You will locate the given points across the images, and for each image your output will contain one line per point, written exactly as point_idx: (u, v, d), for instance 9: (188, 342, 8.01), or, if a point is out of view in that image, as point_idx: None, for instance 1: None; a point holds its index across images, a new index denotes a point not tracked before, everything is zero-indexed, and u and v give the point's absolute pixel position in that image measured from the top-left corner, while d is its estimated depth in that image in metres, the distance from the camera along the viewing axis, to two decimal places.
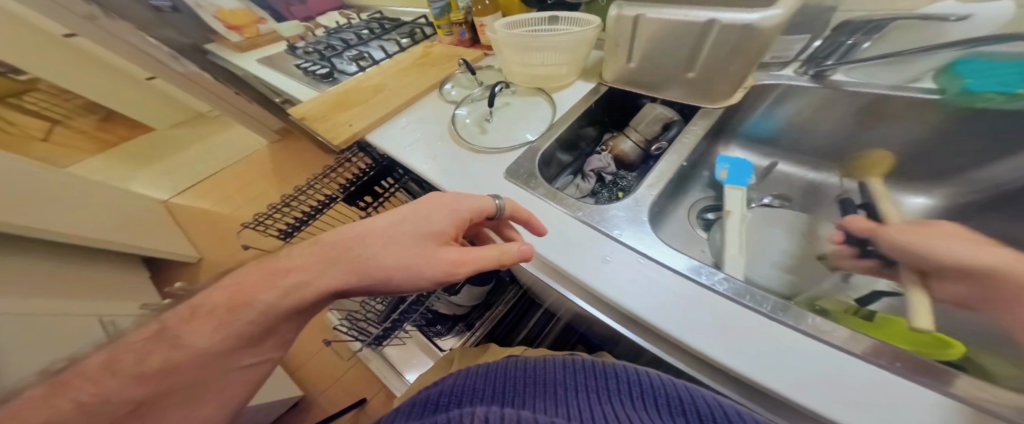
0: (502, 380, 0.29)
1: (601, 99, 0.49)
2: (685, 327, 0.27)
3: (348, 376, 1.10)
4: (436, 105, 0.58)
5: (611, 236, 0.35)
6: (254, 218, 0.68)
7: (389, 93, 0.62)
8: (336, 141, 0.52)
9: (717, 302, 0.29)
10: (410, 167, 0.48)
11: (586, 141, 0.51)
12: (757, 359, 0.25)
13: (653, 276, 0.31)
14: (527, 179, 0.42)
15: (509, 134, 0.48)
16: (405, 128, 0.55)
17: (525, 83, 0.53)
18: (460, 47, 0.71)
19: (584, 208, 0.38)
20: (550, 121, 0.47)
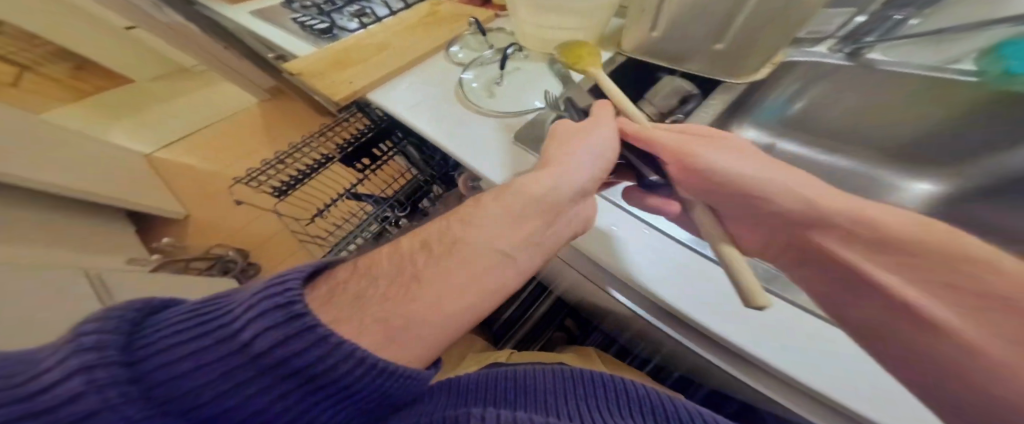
0: (492, 388, 0.34)
1: (618, 69, 0.46)
2: (684, 297, 0.30)
3: None
4: (442, 67, 0.55)
5: (616, 203, 0.38)
6: (248, 172, 0.66)
7: (393, 51, 0.58)
8: (336, 97, 0.50)
9: (711, 268, 0.32)
10: (414, 128, 0.46)
11: None
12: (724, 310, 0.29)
13: (658, 244, 0.34)
14: (535, 144, 0.41)
15: (520, 100, 0.46)
16: (409, 89, 0.52)
17: (538, 48, 0.50)
18: (470, 6, 0.66)
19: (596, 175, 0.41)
20: (563, 89, 0.46)
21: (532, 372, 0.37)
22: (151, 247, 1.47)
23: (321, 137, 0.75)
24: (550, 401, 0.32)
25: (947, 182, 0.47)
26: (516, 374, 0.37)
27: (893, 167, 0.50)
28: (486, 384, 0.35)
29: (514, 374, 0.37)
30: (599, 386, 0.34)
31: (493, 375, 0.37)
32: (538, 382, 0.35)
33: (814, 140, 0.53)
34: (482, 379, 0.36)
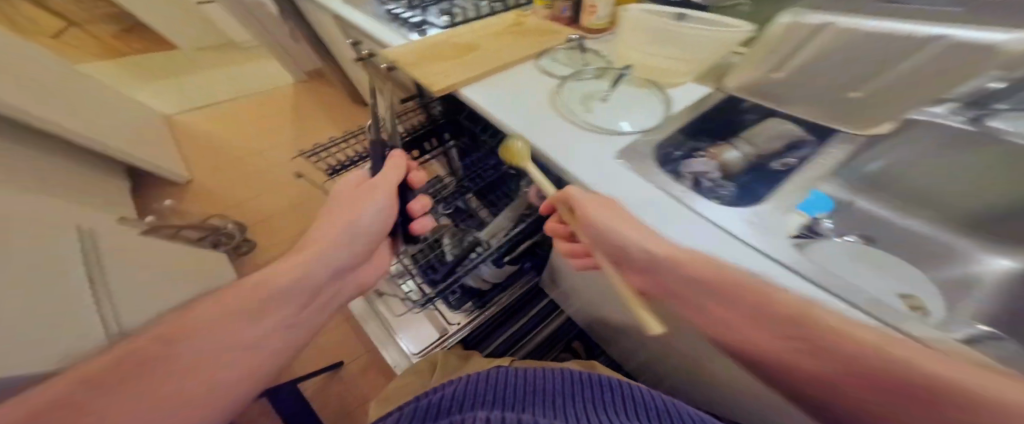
0: (502, 390, 0.34)
1: (714, 104, 0.49)
2: None
3: (362, 360, 1.29)
4: (533, 73, 0.56)
5: (694, 208, 0.37)
6: (310, 148, 0.66)
7: (486, 52, 0.59)
8: (433, 88, 0.51)
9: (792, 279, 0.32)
10: (510, 131, 0.46)
11: (683, 142, 0.46)
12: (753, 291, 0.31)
13: (741, 255, 0.33)
14: (641, 160, 0.41)
15: (616, 118, 0.47)
16: (502, 91, 0.52)
17: (641, 73, 0.52)
18: (557, 23, 0.69)
19: (675, 185, 0.39)
20: (662, 116, 0.47)
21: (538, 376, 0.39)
22: (146, 207, 1.46)
23: None
24: (557, 405, 0.31)
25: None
26: (523, 376, 0.38)
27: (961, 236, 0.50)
28: (497, 384, 0.35)
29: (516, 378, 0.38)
30: (607, 392, 0.35)
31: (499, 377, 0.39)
32: (547, 383, 0.37)
33: (882, 198, 0.53)
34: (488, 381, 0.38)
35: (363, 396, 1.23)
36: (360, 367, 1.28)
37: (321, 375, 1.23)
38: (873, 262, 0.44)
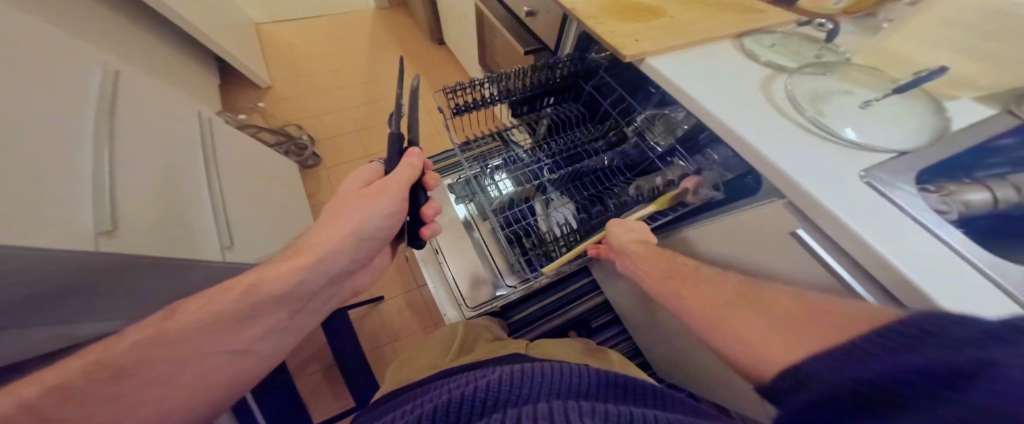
0: (537, 386, 0.37)
1: (991, 132, 0.45)
2: (933, 284, 0.32)
3: (399, 300, 1.37)
4: (739, 55, 0.55)
5: (887, 198, 0.39)
6: (453, 85, 0.76)
7: (680, 20, 0.59)
8: (625, 51, 0.54)
9: (972, 275, 0.33)
10: (707, 109, 0.49)
11: (929, 168, 0.44)
12: (929, 278, 0.33)
13: (926, 241, 0.36)
14: (886, 186, 0.40)
15: (842, 123, 0.47)
16: (702, 67, 0.53)
17: (874, 81, 0.53)
18: (764, 4, 0.65)
19: (878, 180, 0.41)
20: (909, 143, 0.45)
21: (556, 369, 0.41)
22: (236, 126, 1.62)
23: (521, 73, 0.80)
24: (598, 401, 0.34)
25: None
26: (548, 371, 0.40)
27: None
28: (529, 379, 0.38)
29: (532, 370, 0.40)
30: (648, 400, 0.38)
31: (516, 370, 0.41)
32: (575, 382, 0.38)
33: None
34: (504, 373, 0.40)
35: (397, 333, 1.31)
36: (395, 306, 1.36)
37: (363, 304, 1.32)
38: None
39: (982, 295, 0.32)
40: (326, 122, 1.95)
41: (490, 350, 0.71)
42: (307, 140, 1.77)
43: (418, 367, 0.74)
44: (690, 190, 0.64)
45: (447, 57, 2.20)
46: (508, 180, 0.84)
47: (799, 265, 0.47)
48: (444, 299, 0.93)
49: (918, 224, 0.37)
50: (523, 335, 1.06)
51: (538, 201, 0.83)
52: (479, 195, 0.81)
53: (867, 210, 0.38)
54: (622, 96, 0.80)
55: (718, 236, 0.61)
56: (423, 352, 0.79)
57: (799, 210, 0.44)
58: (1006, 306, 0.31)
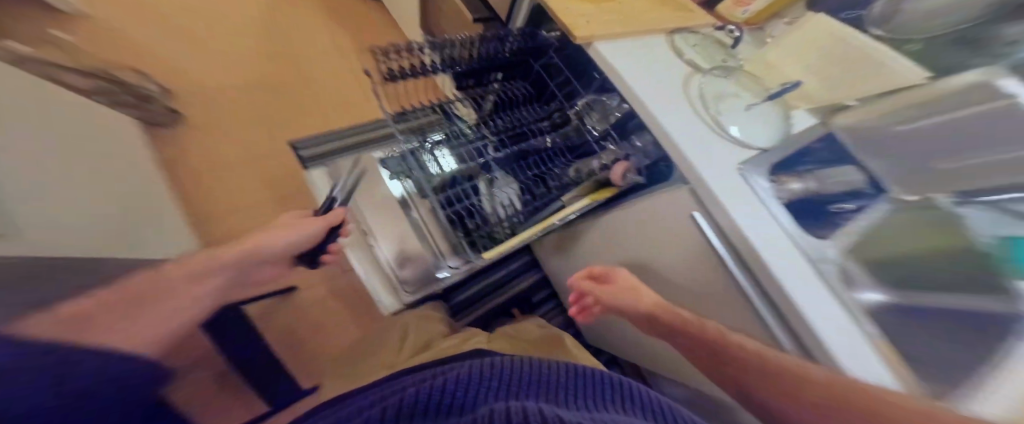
0: (499, 380, 0.36)
1: (814, 138, 0.64)
2: (766, 255, 0.47)
3: (320, 290, 1.18)
4: (668, 52, 0.62)
5: (749, 191, 0.52)
6: (385, 48, 0.66)
7: (627, 8, 0.64)
8: (576, 32, 0.56)
9: (788, 247, 0.49)
10: (640, 102, 0.55)
11: (780, 165, 0.60)
12: (766, 251, 0.47)
13: (767, 224, 0.50)
14: (749, 178, 0.53)
15: (735, 121, 0.59)
16: (640, 59, 0.59)
17: (758, 88, 0.67)
18: (693, 7, 0.74)
19: (747, 174, 0.54)
20: (771, 146, 0.58)
21: (518, 364, 0.41)
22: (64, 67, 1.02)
23: (468, 43, 0.76)
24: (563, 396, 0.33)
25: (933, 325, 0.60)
26: (512, 368, 0.39)
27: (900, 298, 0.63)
28: (492, 375, 0.37)
29: (504, 366, 0.40)
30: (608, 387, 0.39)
31: (488, 365, 0.40)
32: (536, 376, 0.39)
33: (865, 261, 0.57)
34: (475, 369, 0.38)
35: (319, 326, 1.14)
36: (315, 296, 1.17)
37: (272, 298, 1.10)
38: (835, 284, 0.47)
39: (794, 263, 0.47)
40: (199, 74, 1.49)
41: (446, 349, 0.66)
42: (162, 92, 1.30)
43: (369, 368, 0.69)
44: (619, 175, 0.70)
45: (376, 10, 1.89)
46: (450, 157, 0.76)
47: (691, 240, 0.59)
48: (370, 281, 0.68)
49: (765, 210, 0.51)
50: (463, 316, 1.06)
51: (483, 181, 0.76)
52: (413, 174, 0.69)
53: (738, 195, 0.51)
54: (567, 80, 0.85)
55: (639, 216, 0.69)
56: (372, 349, 0.73)
57: (697, 199, 0.54)
58: (800, 273, 0.46)
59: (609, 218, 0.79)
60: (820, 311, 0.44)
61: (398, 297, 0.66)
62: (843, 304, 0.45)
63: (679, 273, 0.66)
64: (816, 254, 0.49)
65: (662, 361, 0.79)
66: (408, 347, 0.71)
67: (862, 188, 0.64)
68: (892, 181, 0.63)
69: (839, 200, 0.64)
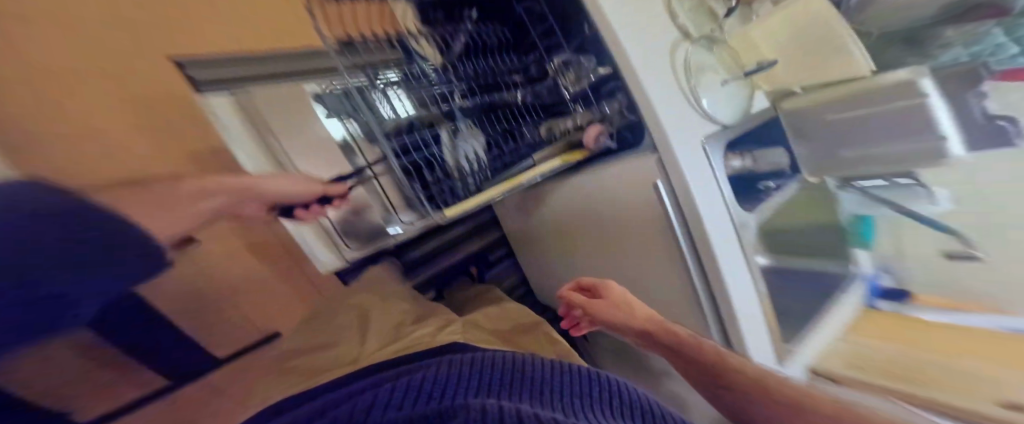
0: (473, 380, 0.31)
1: (762, 119, 0.71)
2: (705, 219, 0.56)
3: None
4: (659, 11, 0.59)
5: (706, 164, 0.57)
6: None
7: None
8: None
9: (721, 215, 0.58)
10: (628, 65, 0.54)
11: (733, 142, 0.67)
12: (705, 215, 0.56)
13: (711, 193, 0.57)
14: (710, 153, 0.58)
15: (709, 89, 0.62)
16: (631, 14, 0.56)
17: (730, 61, 0.68)
18: None
19: (708, 147, 0.58)
20: (730, 123, 0.63)
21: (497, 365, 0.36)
22: None
23: None
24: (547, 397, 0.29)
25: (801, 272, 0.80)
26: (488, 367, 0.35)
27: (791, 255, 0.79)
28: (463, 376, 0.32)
29: (474, 363, 0.36)
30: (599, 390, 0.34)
31: (451, 364, 0.35)
32: (519, 375, 0.34)
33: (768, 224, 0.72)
34: (440, 371, 0.34)
35: None
36: None
37: None
38: (741, 244, 0.60)
39: (722, 230, 0.58)
40: None
41: (425, 341, 0.56)
42: None
43: (313, 340, 0.55)
44: (591, 139, 0.65)
45: None
46: (407, 102, 0.59)
47: (650, 206, 0.63)
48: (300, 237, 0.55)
49: (714, 181, 0.58)
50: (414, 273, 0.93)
51: (445, 128, 0.63)
52: (358, 117, 0.47)
53: (705, 181, 0.56)
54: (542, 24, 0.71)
55: (607, 179, 0.70)
56: (316, 323, 0.59)
57: (665, 169, 0.57)
58: (722, 238, 0.57)
59: (575, 181, 0.77)
60: (725, 263, 0.58)
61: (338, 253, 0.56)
62: (738, 251, 0.60)
63: (636, 234, 0.69)
64: (738, 222, 0.60)
65: None
66: (361, 328, 0.59)
67: (783, 169, 0.76)
68: (804, 162, 0.78)
69: (764, 177, 0.74)
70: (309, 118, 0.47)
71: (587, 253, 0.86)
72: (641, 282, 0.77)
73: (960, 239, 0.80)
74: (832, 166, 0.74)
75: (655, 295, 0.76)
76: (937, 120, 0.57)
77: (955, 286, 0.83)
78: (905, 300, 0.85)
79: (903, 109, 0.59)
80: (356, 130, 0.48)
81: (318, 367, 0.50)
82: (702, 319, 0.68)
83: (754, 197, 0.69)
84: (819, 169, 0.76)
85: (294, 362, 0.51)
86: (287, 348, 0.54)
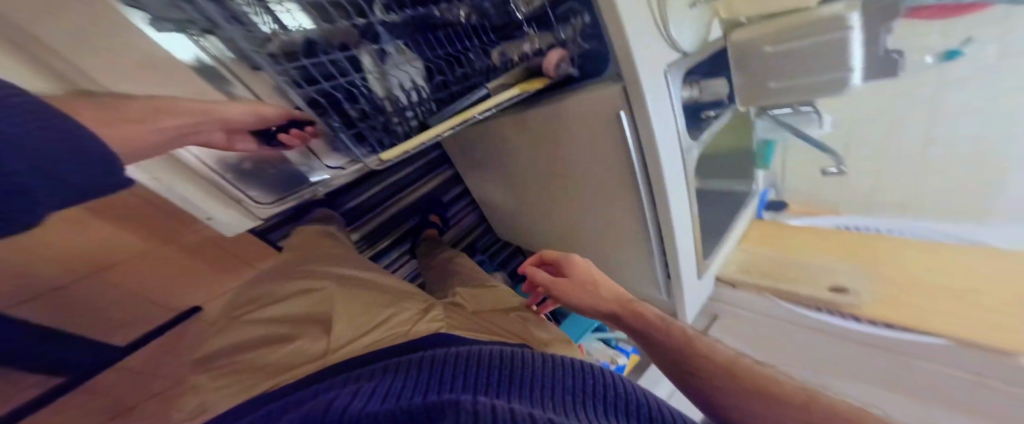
0: (426, 393, 0.23)
1: (713, 48, 0.62)
2: (663, 157, 0.47)
3: None
4: None
5: (667, 87, 0.45)
6: None
7: None
8: None
9: (676, 151, 0.49)
10: None
11: (689, 62, 0.56)
12: (665, 151, 0.47)
13: (668, 123, 0.46)
14: (671, 72, 0.47)
15: (676, 15, 0.51)
16: None
17: None
18: None
19: (669, 70, 0.46)
20: (688, 50, 0.55)
21: (463, 362, 0.28)
22: None
23: None
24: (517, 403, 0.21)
25: (724, 201, 0.83)
26: (449, 372, 0.26)
27: (716, 182, 0.80)
28: (412, 391, 0.23)
29: (461, 359, 0.28)
30: (592, 381, 0.27)
31: (432, 364, 0.27)
32: (480, 376, 0.26)
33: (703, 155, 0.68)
34: (420, 376, 0.26)
35: None
36: None
37: None
38: (689, 173, 0.55)
39: (677, 168, 0.50)
40: None
41: (403, 332, 0.36)
42: None
43: (245, 327, 0.35)
44: (551, 66, 0.44)
45: None
46: (297, 14, 0.26)
47: (609, 148, 0.49)
48: (165, 182, 0.28)
49: (673, 109, 0.47)
50: (356, 227, 0.85)
51: (368, 53, 0.32)
52: (218, 31, 0.20)
53: (662, 111, 0.45)
54: None
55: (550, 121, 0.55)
56: (256, 303, 0.38)
57: (628, 95, 0.43)
58: (676, 173, 0.50)
59: (515, 118, 0.60)
60: (676, 200, 0.52)
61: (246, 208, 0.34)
62: (684, 190, 0.54)
63: (586, 184, 0.59)
64: (688, 154, 0.53)
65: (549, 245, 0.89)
66: (310, 310, 0.37)
67: (721, 99, 0.68)
68: (739, 95, 0.68)
69: (704, 108, 0.67)
70: (116, 27, 0.17)
71: (542, 211, 0.76)
72: (590, 234, 0.70)
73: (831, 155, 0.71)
74: (757, 97, 0.66)
75: (599, 245, 0.71)
76: (849, 53, 0.53)
77: (819, 196, 0.91)
78: (782, 210, 0.90)
79: (826, 45, 0.53)
80: (213, 50, 0.21)
81: (253, 366, 0.31)
82: (647, 266, 0.65)
83: (697, 125, 0.64)
84: (749, 101, 0.68)
85: (220, 362, 0.31)
86: (211, 345, 0.34)
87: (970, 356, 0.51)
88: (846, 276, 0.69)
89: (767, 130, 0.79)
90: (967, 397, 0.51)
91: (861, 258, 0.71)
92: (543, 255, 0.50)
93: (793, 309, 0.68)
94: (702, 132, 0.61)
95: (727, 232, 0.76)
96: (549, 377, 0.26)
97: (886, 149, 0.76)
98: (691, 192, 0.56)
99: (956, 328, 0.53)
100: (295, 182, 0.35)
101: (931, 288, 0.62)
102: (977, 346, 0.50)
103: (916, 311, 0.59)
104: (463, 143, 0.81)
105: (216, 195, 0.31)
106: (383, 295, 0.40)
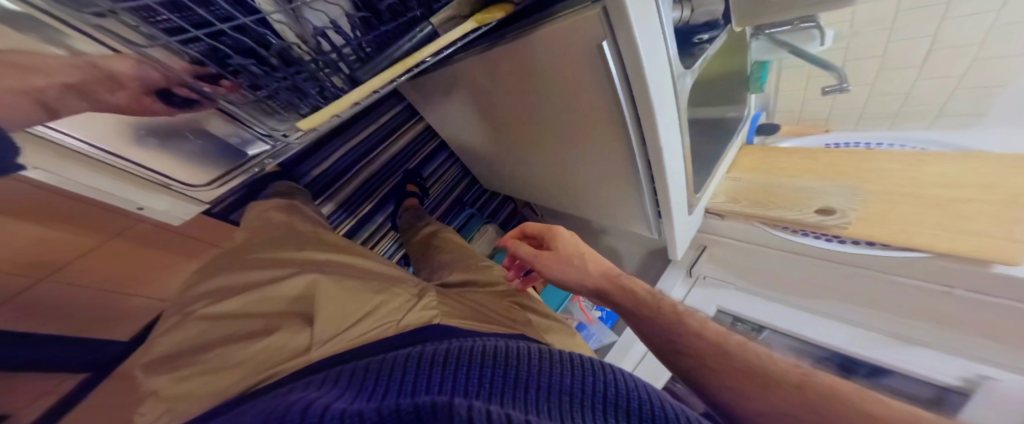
0: (414, 397, 0.22)
1: None
2: (649, 92, 0.42)
3: None
4: None
5: (656, 6, 0.38)
6: None
7: None
8: None
9: (665, 84, 0.44)
10: None
11: None
12: (653, 84, 0.41)
13: (657, 54, 0.40)
14: None
15: None
16: None
17: None
18: None
19: None
20: None
21: (454, 357, 0.27)
22: None
23: None
24: (508, 409, 0.21)
25: (715, 131, 0.78)
26: (439, 370, 0.25)
27: (706, 112, 0.75)
28: (401, 394, 0.23)
29: (451, 357, 0.27)
30: (584, 374, 0.26)
31: (423, 359, 0.27)
32: (470, 374, 0.25)
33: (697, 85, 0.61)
34: (410, 373, 0.25)
35: None
36: None
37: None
38: (681, 105, 0.49)
39: (665, 103, 0.45)
40: None
41: (395, 321, 0.36)
42: None
43: (206, 326, 0.32)
44: None
45: None
46: None
47: (591, 87, 0.44)
48: (57, 172, 0.21)
49: (662, 33, 0.40)
50: (329, 197, 0.81)
51: None
52: None
53: (651, 37, 0.38)
54: None
55: (524, 60, 0.48)
56: (216, 297, 0.35)
57: (610, 21, 0.36)
58: (664, 109, 0.46)
59: (483, 57, 0.52)
60: (663, 138, 0.48)
61: (178, 194, 0.30)
62: (674, 127, 0.50)
63: (565, 124, 0.55)
64: (679, 86, 0.48)
65: (536, 195, 0.88)
66: (289, 306, 0.35)
67: (718, 19, 0.58)
68: (735, 12, 0.59)
69: (697, 31, 0.58)
70: None
71: (525, 159, 0.73)
72: (572, 175, 0.68)
73: (831, 72, 0.64)
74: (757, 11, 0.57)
75: (586, 188, 0.69)
76: None
77: (808, 115, 0.87)
78: (774, 132, 0.87)
79: None
80: None
81: (222, 364, 0.28)
82: (636, 206, 0.65)
83: (690, 50, 0.55)
84: (749, 16, 0.58)
85: (183, 360, 0.29)
86: (163, 346, 0.30)
87: (943, 268, 0.50)
88: (834, 195, 0.64)
89: (763, 51, 0.71)
90: (930, 301, 0.54)
91: (846, 176, 0.67)
92: (527, 230, 0.51)
93: (772, 232, 0.67)
94: (696, 58, 0.53)
95: (713, 162, 0.74)
96: (538, 370, 0.26)
97: (891, 61, 0.70)
98: (682, 125, 0.51)
99: (931, 240, 0.50)
100: (235, 153, 0.32)
101: (918, 200, 0.57)
102: (950, 257, 0.49)
103: (890, 224, 0.56)
104: (428, 90, 0.73)
105: (131, 180, 0.26)
106: (368, 283, 0.40)
